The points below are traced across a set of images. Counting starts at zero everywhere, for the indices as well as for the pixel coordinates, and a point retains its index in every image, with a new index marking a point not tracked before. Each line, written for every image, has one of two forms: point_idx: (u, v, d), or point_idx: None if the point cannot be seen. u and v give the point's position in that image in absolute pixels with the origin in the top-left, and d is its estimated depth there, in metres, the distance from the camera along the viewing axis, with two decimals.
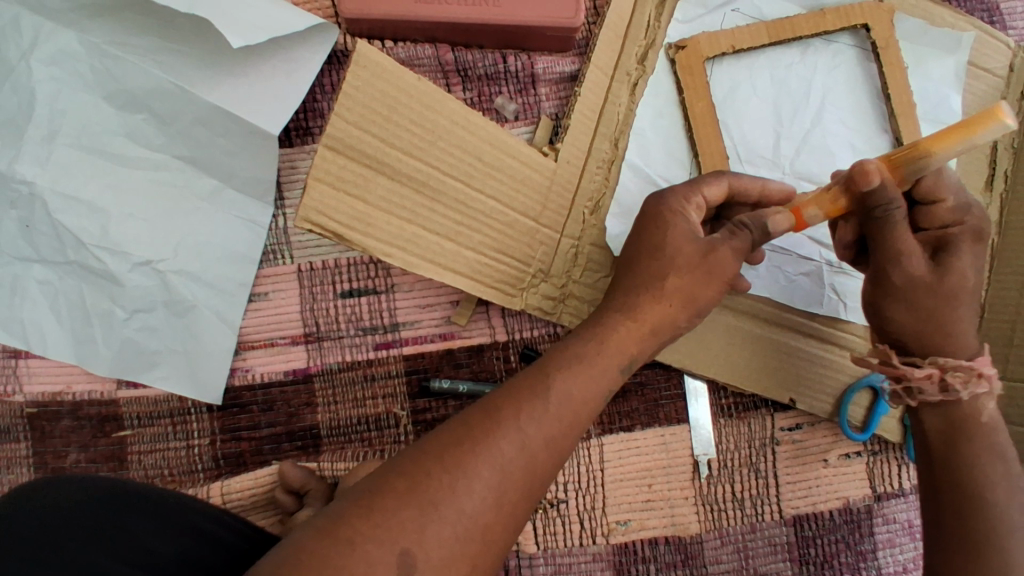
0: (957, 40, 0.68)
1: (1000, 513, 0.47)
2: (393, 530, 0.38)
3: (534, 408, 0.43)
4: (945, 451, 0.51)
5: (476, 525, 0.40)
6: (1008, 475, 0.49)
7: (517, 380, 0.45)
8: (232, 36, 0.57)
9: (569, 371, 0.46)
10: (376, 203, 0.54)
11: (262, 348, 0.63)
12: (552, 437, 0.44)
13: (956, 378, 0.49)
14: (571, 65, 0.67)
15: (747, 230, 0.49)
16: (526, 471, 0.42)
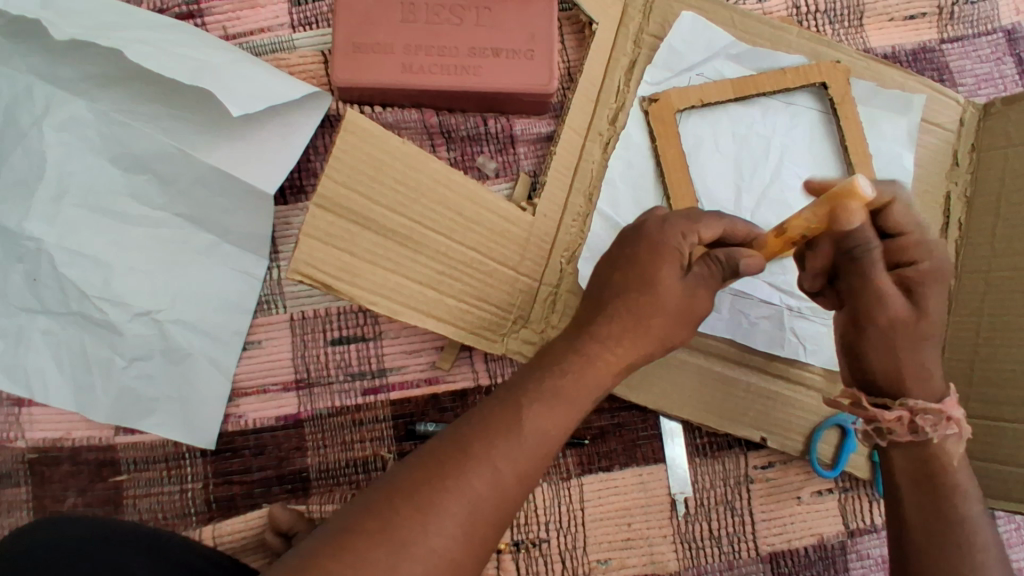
0: (908, 102, 0.73)
1: (967, 549, 0.50)
2: (364, 570, 0.40)
3: (507, 445, 0.46)
4: (914, 487, 0.53)
5: (446, 561, 0.42)
6: (974, 511, 0.52)
7: (489, 416, 0.48)
8: (233, 106, 0.62)
9: (542, 406, 0.49)
10: (362, 255, 0.58)
11: (255, 395, 0.66)
12: (522, 471, 0.46)
13: (926, 421, 0.53)
14: (546, 126, 0.72)
15: (721, 266, 0.52)
16: (496, 505, 0.45)
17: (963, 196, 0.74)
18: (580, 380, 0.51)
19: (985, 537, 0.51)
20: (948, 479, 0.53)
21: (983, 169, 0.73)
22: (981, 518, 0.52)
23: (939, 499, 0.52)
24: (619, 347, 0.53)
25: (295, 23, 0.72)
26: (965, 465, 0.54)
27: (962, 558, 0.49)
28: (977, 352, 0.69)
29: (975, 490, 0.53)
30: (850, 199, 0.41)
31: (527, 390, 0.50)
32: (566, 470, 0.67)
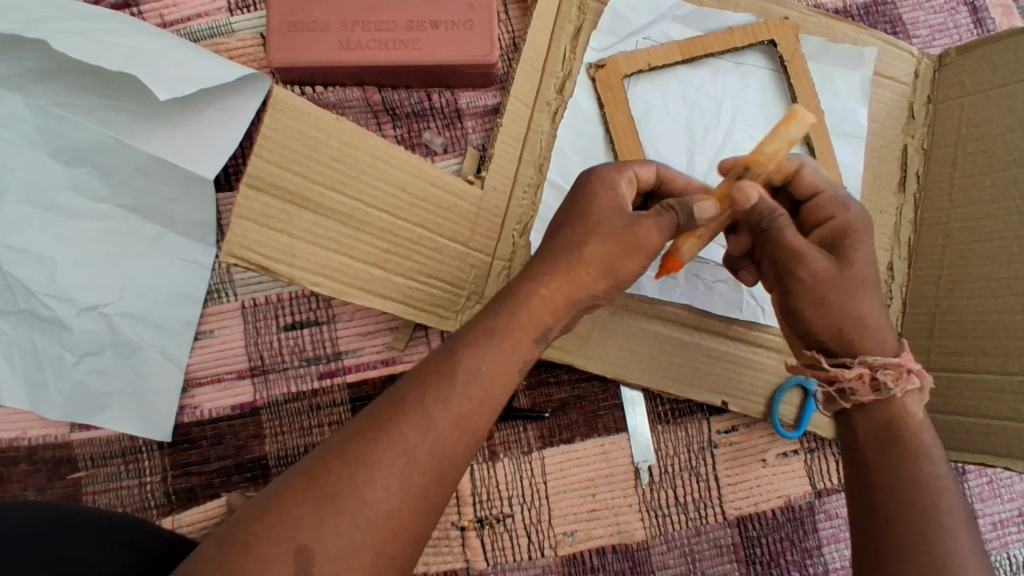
0: (859, 56, 0.72)
1: (933, 511, 0.48)
2: (289, 528, 0.39)
3: (440, 392, 0.44)
4: (872, 449, 0.52)
5: (380, 514, 0.41)
6: (940, 473, 0.50)
7: (424, 366, 0.47)
8: (160, 90, 0.60)
9: (483, 350, 0.47)
10: (302, 235, 0.57)
11: (210, 384, 0.66)
12: (461, 418, 0.44)
13: (886, 376, 0.52)
14: (493, 98, 0.71)
15: (674, 212, 0.51)
16: (433, 455, 0.43)
17: (921, 148, 0.73)
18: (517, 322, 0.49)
19: (951, 500, 0.49)
20: (909, 441, 0.51)
21: (939, 119, 0.72)
22: (946, 480, 0.50)
23: (902, 462, 0.50)
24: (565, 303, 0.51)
25: (233, 7, 0.70)
26: (928, 425, 0.53)
27: (928, 521, 0.47)
28: (938, 303, 0.68)
29: (941, 452, 0.52)
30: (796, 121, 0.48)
31: (470, 336, 0.48)
32: (528, 443, 0.67)
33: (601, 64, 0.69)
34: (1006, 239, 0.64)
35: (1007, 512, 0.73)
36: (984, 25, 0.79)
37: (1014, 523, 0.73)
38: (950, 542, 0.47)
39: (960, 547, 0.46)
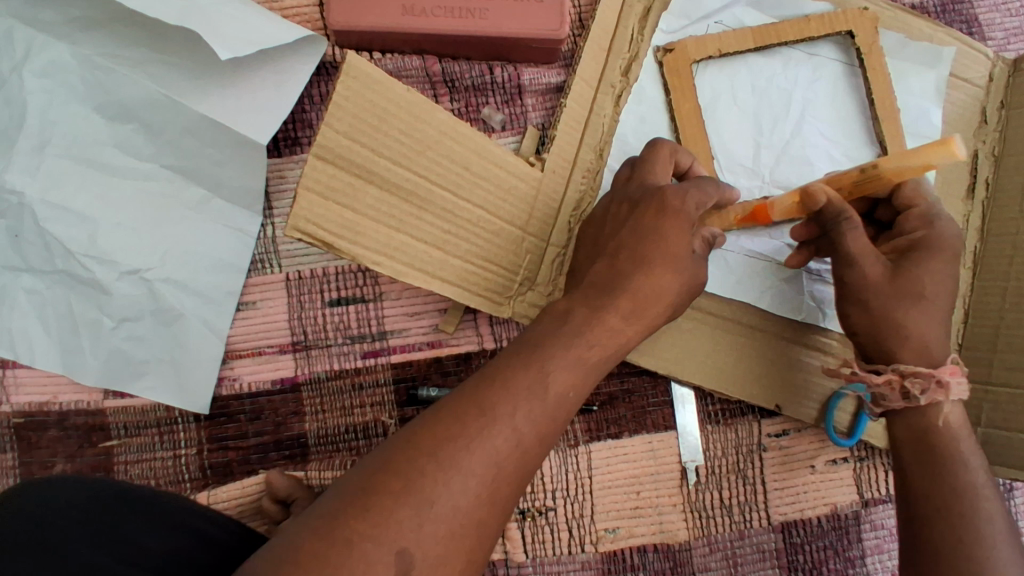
0: (937, 54, 0.69)
1: (974, 520, 0.50)
2: (391, 530, 0.39)
3: (528, 401, 0.46)
4: (915, 457, 0.54)
5: (471, 520, 0.42)
6: (979, 482, 0.52)
7: (504, 369, 0.48)
8: (221, 49, 0.57)
9: (564, 362, 0.49)
10: (366, 211, 0.55)
11: (249, 357, 0.64)
12: (543, 431, 0.46)
13: (914, 384, 0.54)
14: (557, 76, 0.68)
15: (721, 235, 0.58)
16: (518, 465, 0.44)
17: (991, 154, 0.71)
18: (589, 339, 0.51)
19: (991, 508, 0.51)
20: (951, 451, 0.53)
21: (1014, 126, 0.70)
22: (985, 488, 0.52)
23: (945, 471, 0.52)
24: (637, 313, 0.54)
25: None
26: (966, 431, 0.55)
27: (973, 531, 0.49)
28: (1003, 317, 0.66)
29: (979, 460, 0.54)
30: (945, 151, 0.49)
31: (538, 344, 0.49)
32: (574, 436, 0.65)
33: (671, 47, 0.66)
34: None
35: None
36: None
37: None
38: (992, 550, 0.49)
39: (1002, 554, 0.48)
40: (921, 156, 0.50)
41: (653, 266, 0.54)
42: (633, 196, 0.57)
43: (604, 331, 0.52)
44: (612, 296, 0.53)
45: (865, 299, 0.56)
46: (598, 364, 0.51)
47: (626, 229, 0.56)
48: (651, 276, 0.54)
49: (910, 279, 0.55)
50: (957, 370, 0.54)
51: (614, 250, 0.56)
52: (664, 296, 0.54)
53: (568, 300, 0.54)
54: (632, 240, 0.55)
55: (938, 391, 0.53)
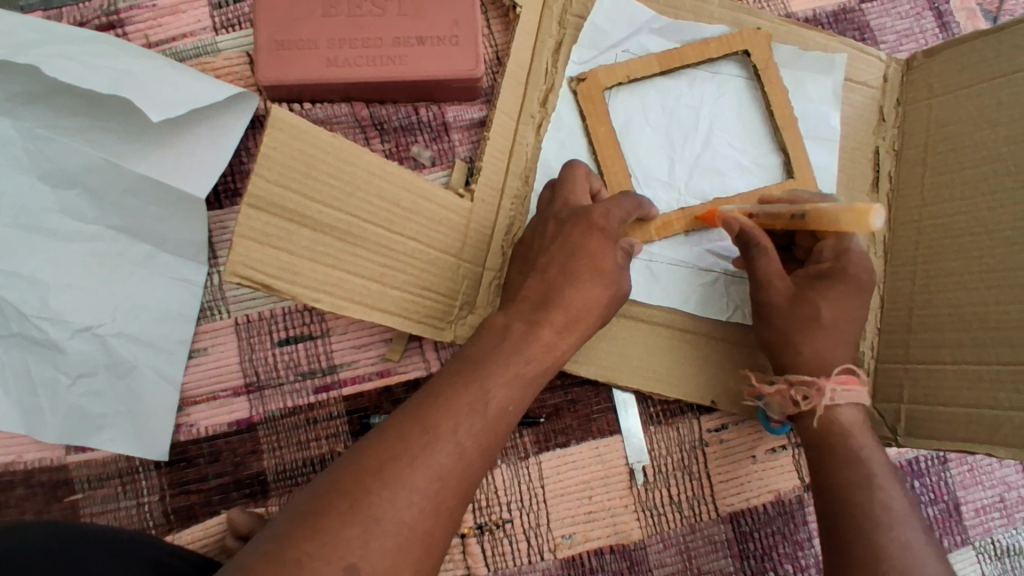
0: (831, 62, 0.74)
1: (875, 508, 0.55)
2: (339, 548, 0.41)
3: (465, 419, 0.49)
4: (819, 456, 0.60)
5: (416, 534, 0.44)
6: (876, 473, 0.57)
7: (444, 389, 0.51)
8: (153, 113, 0.60)
9: (501, 380, 0.52)
10: (302, 253, 0.58)
11: (204, 403, 0.66)
12: (484, 445, 0.49)
13: (800, 390, 0.61)
14: (478, 111, 0.72)
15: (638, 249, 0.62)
16: (461, 479, 0.47)
17: (892, 149, 0.76)
18: (527, 356, 0.54)
19: (889, 495, 0.56)
20: (850, 447, 0.59)
21: (908, 122, 0.75)
22: (884, 478, 0.57)
23: (846, 467, 0.58)
24: (569, 329, 0.57)
25: (217, 27, 0.72)
26: (863, 427, 0.60)
27: (875, 517, 0.55)
28: (916, 299, 0.71)
29: (880, 454, 0.59)
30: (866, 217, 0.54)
31: (475, 363, 0.52)
32: (524, 449, 0.68)
33: (583, 76, 0.71)
34: (977, 234, 0.66)
35: (988, 498, 0.76)
36: (949, 29, 0.82)
37: (996, 509, 0.76)
38: (893, 533, 0.54)
39: (903, 537, 0.53)
40: (847, 223, 0.55)
41: (583, 279, 0.58)
42: (558, 216, 0.61)
43: (540, 346, 0.55)
44: (547, 310, 0.57)
45: (770, 318, 0.63)
46: (536, 377, 0.55)
47: (554, 246, 0.59)
48: (579, 291, 0.58)
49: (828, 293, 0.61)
50: (848, 380, 0.60)
51: (544, 267, 0.59)
52: (591, 306, 0.58)
53: (506, 315, 0.57)
54: (562, 256, 0.59)
55: (820, 395, 0.60)
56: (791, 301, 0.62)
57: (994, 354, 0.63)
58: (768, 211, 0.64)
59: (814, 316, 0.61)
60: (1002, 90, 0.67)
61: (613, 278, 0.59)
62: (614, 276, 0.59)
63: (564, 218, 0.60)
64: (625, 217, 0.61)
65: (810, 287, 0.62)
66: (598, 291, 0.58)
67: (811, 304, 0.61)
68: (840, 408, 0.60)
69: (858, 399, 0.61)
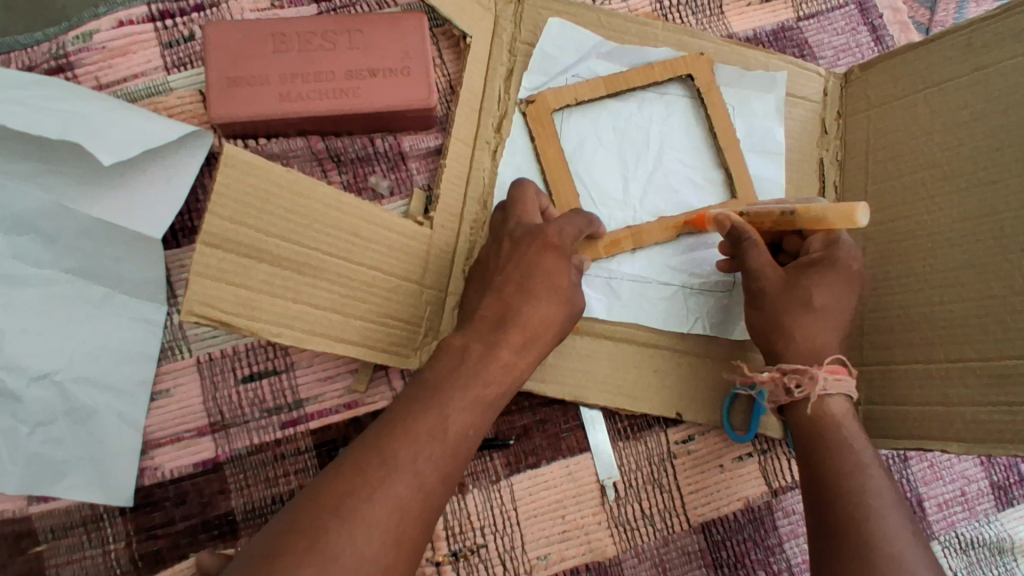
0: (773, 79, 0.77)
1: (863, 496, 0.55)
2: None
3: (426, 449, 0.49)
4: (807, 447, 0.60)
5: (378, 568, 0.44)
6: (866, 464, 0.57)
7: (405, 418, 0.51)
8: (102, 153, 0.61)
9: (461, 406, 0.52)
10: (260, 287, 0.58)
11: (169, 444, 0.65)
12: (445, 473, 0.49)
13: (793, 378, 0.61)
14: (434, 139, 0.73)
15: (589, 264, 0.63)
16: (422, 510, 0.47)
17: (836, 159, 0.79)
18: (485, 378, 0.55)
19: (878, 484, 0.56)
20: (839, 437, 0.59)
21: (849, 134, 0.78)
22: (873, 468, 0.57)
23: (835, 457, 0.58)
24: (529, 350, 0.58)
25: (170, 66, 0.72)
26: (851, 419, 0.61)
27: (862, 504, 0.54)
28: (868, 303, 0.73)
29: (868, 445, 0.59)
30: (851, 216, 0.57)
31: (437, 389, 0.53)
32: (495, 472, 0.68)
33: (536, 96, 0.72)
34: (919, 238, 0.69)
35: (949, 492, 0.78)
36: (883, 42, 0.85)
37: (957, 503, 0.78)
38: (882, 521, 0.53)
39: (890, 524, 0.53)
40: (832, 219, 0.58)
41: (539, 297, 0.59)
42: (513, 235, 0.62)
43: (498, 367, 0.56)
44: (505, 329, 0.57)
45: None
46: (496, 401, 0.55)
47: (510, 265, 0.60)
48: (538, 310, 0.58)
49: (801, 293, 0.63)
50: (839, 369, 0.61)
51: (501, 285, 0.59)
52: (550, 325, 0.59)
53: (464, 336, 0.57)
54: (518, 275, 0.60)
55: (813, 383, 0.60)
56: (785, 288, 0.64)
57: (943, 352, 0.65)
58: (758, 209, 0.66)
59: (809, 300, 0.63)
60: (932, 99, 0.70)
61: (570, 298, 0.61)
62: (567, 296, 0.60)
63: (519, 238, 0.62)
64: (577, 233, 0.63)
65: (802, 274, 0.64)
66: (556, 311, 0.59)
67: (804, 288, 0.63)
68: (830, 398, 0.60)
69: (848, 390, 0.61)
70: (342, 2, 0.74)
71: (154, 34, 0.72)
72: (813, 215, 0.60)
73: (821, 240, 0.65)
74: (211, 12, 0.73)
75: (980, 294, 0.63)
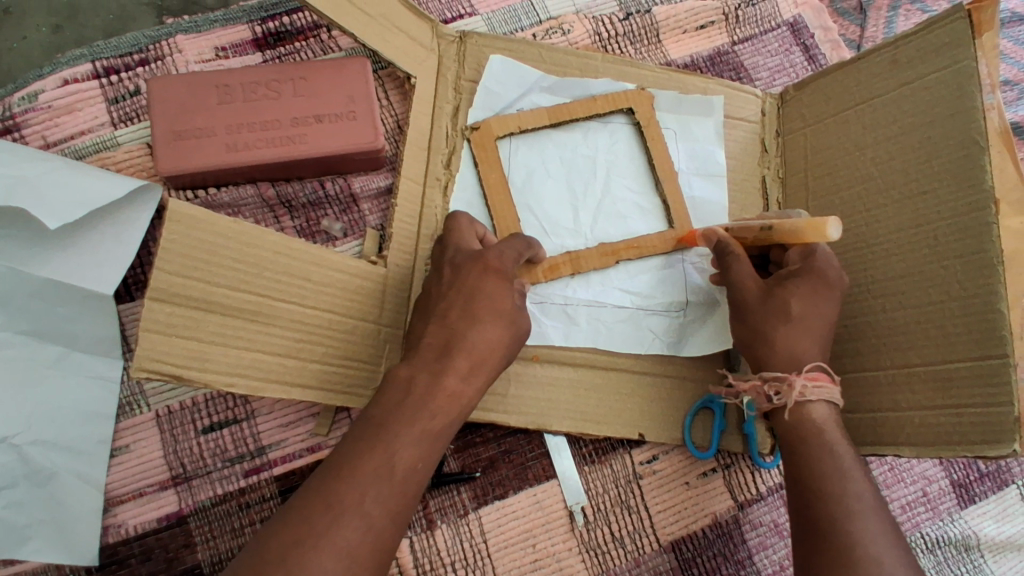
0: (710, 104, 0.79)
1: (845, 501, 0.56)
2: None
3: (376, 490, 0.50)
4: (790, 451, 0.61)
5: None
6: (846, 466, 0.58)
7: (358, 462, 0.51)
8: (49, 219, 0.61)
9: (411, 445, 0.53)
10: (211, 337, 0.58)
11: (131, 501, 0.64)
12: (394, 513, 0.50)
13: (774, 385, 0.62)
14: (385, 179, 0.75)
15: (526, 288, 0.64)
16: (372, 553, 0.48)
17: (777, 176, 0.81)
18: (432, 409, 0.55)
19: (858, 485, 0.57)
20: (820, 440, 0.59)
21: (789, 151, 0.81)
22: (853, 470, 0.58)
23: (817, 461, 0.58)
24: (474, 380, 0.58)
25: (115, 121, 0.72)
26: (835, 422, 0.61)
27: (841, 513, 0.55)
28: None
29: (847, 447, 0.59)
30: (817, 229, 0.59)
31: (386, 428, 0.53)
32: (463, 506, 0.69)
33: (481, 121, 0.74)
34: (861, 249, 0.71)
35: (912, 494, 0.80)
36: (816, 61, 0.89)
37: (920, 504, 0.80)
38: (859, 524, 0.54)
39: (870, 526, 0.54)
40: (803, 230, 0.60)
41: (482, 321, 0.59)
42: (454, 262, 0.63)
43: (445, 397, 0.56)
44: (450, 357, 0.58)
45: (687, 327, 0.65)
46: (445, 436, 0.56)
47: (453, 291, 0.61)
48: (483, 337, 0.59)
49: (784, 301, 0.63)
50: (820, 375, 0.61)
51: (445, 311, 0.60)
52: (495, 350, 0.60)
53: (411, 366, 0.57)
54: (461, 299, 0.60)
55: (791, 389, 0.61)
56: (763, 297, 0.64)
57: (889, 358, 0.67)
58: (740, 225, 0.68)
59: (786, 309, 0.63)
60: (865, 115, 0.73)
61: (516, 325, 0.61)
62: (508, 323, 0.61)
63: (459, 268, 0.63)
64: (517, 257, 0.64)
65: (781, 283, 0.64)
66: (502, 342, 0.60)
67: (780, 297, 0.63)
68: (812, 403, 0.61)
69: (832, 396, 0.61)
70: (286, 51, 0.76)
71: (100, 90, 0.73)
72: (785, 230, 0.62)
73: (799, 253, 0.65)
74: (156, 66, 0.74)
75: (921, 301, 0.65)
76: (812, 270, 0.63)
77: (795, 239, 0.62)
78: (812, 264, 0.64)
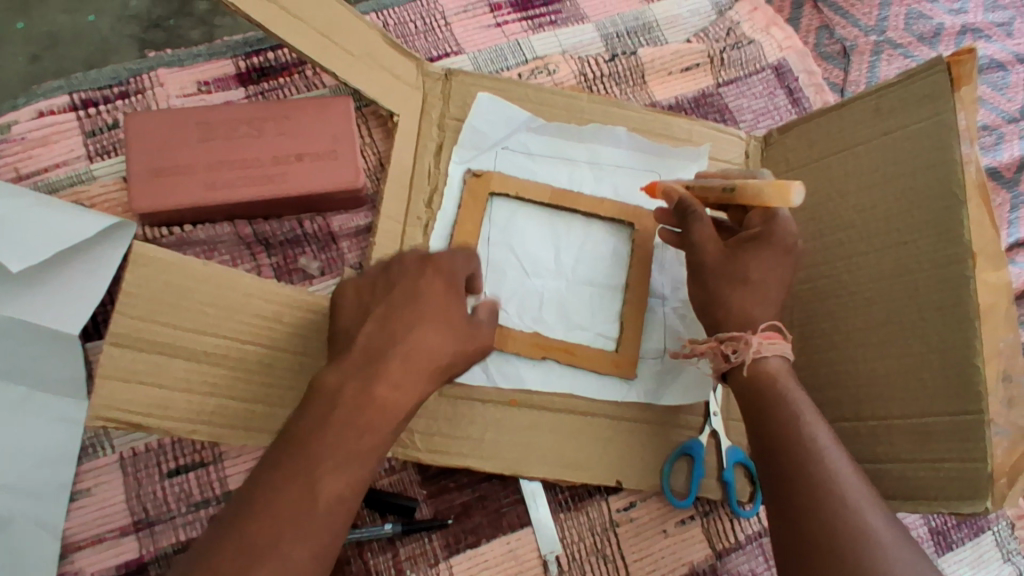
0: (698, 150, 0.79)
1: (825, 476, 0.53)
2: None
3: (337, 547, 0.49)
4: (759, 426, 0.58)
5: None
6: (817, 436, 0.55)
7: None
8: (11, 260, 0.60)
9: None
10: (177, 385, 0.57)
11: (90, 547, 0.63)
12: None
13: (729, 340, 0.60)
14: (364, 218, 0.74)
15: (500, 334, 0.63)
16: None
17: None
18: None
19: (834, 455, 0.54)
20: (787, 411, 0.57)
21: None
22: (824, 438, 0.56)
23: (791, 446, 0.55)
24: None
25: (91, 154, 0.71)
26: (796, 388, 0.59)
27: (831, 498, 0.52)
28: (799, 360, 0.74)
29: (813, 414, 0.57)
30: (780, 192, 0.58)
31: None
32: (434, 555, 0.67)
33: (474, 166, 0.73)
34: (841, 297, 0.71)
35: None
36: (800, 104, 0.89)
37: None
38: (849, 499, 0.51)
39: (860, 499, 0.52)
40: (766, 194, 0.59)
41: (424, 323, 0.56)
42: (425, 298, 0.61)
43: None
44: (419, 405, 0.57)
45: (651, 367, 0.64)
46: None
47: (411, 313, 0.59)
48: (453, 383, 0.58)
49: (745, 265, 0.62)
50: (773, 333, 0.60)
51: None
52: None
53: None
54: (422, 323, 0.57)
55: (747, 347, 0.59)
56: (724, 259, 0.63)
57: (868, 410, 0.67)
58: (704, 183, 0.67)
59: (743, 272, 0.62)
60: (847, 162, 0.73)
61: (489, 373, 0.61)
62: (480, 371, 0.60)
63: (396, 268, 0.59)
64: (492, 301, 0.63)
65: (741, 245, 0.63)
66: None
67: (741, 261, 0.62)
68: (768, 359, 0.59)
69: (786, 351, 0.60)
70: (269, 86, 0.76)
71: (76, 123, 0.72)
72: (749, 191, 0.61)
73: (759, 215, 0.64)
74: (135, 99, 0.74)
75: (900, 353, 0.65)
76: (772, 233, 0.63)
77: (755, 202, 0.61)
78: (772, 228, 0.63)
